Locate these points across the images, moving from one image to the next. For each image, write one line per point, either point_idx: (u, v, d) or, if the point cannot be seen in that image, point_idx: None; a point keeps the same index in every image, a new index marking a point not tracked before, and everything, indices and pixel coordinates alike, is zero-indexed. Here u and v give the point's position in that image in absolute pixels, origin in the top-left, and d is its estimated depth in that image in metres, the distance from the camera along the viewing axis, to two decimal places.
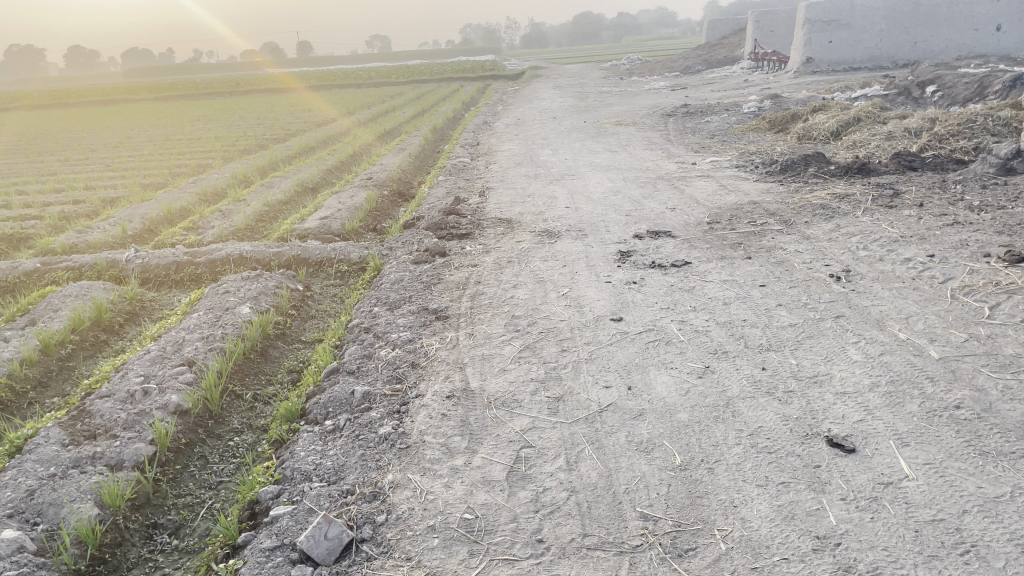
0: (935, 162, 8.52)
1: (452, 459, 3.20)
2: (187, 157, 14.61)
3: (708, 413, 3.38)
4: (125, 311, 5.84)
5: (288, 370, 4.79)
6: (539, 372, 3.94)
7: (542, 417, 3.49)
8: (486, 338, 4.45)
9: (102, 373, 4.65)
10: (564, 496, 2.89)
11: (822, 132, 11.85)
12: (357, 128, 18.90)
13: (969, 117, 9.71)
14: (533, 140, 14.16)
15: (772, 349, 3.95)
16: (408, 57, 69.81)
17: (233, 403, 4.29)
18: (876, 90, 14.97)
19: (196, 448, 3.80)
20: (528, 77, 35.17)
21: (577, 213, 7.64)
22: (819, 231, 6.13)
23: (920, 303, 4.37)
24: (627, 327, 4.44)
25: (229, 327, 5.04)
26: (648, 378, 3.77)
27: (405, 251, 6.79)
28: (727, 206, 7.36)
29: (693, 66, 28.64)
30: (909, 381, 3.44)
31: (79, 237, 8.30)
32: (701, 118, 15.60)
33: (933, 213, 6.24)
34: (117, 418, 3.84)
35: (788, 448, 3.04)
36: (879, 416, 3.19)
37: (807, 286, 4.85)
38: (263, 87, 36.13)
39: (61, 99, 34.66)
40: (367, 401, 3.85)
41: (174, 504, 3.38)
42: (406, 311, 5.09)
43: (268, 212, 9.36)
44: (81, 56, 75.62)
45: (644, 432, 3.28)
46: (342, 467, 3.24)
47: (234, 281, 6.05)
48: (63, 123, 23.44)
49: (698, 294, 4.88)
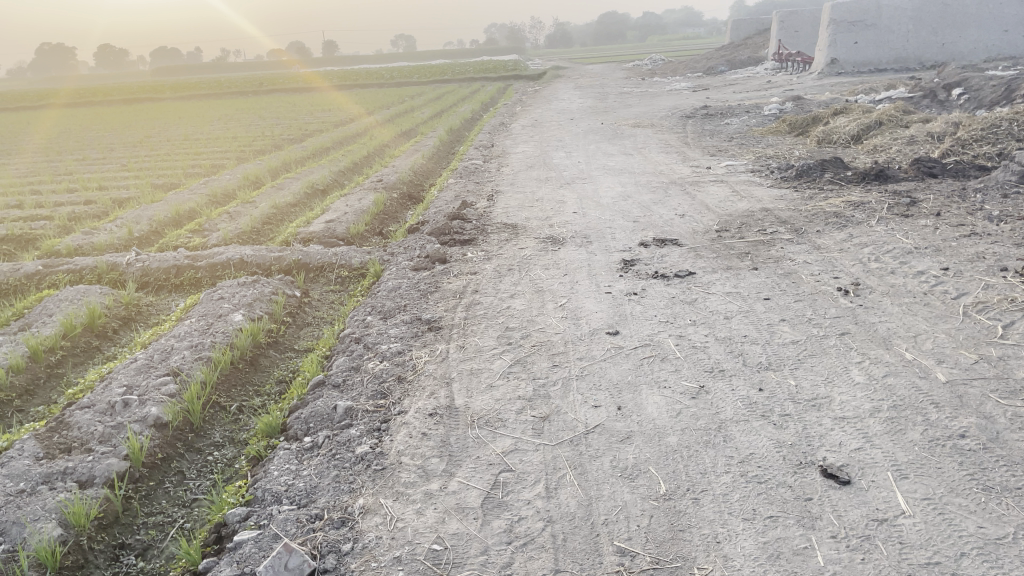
0: (956, 169, 8.28)
1: (427, 483, 3.07)
2: (202, 157, 14.61)
3: (697, 437, 3.22)
4: (120, 315, 5.78)
5: (277, 380, 4.69)
6: (527, 390, 3.79)
7: (525, 438, 3.35)
8: (477, 351, 4.32)
9: (88, 381, 4.58)
10: (539, 526, 2.75)
11: (842, 135, 11.58)
12: (374, 128, 18.84)
13: (994, 122, 9.43)
14: (548, 142, 14.01)
15: (770, 368, 3.78)
16: (432, 57, 69.82)
17: (216, 415, 4.19)
18: (900, 93, 14.66)
19: (173, 463, 3.71)
20: (550, 77, 34.92)
21: (585, 219, 7.48)
22: (831, 241, 5.94)
23: (930, 320, 4.17)
24: (622, 342, 4.28)
25: (219, 336, 4.95)
26: (640, 398, 3.61)
27: (407, 257, 6.68)
28: (738, 213, 7.18)
29: (715, 67, 28.32)
30: (912, 407, 3.26)
31: (85, 238, 8.27)
32: (720, 120, 15.37)
33: (950, 223, 6.03)
34: (93, 431, 3.75)
35: (780, 478, 2.87)
36: (878, 445, 3.01)
37: (814, 299, 4.67)
38: (285, 86, 36.25)
39: (87, 97, 34.97)
40: (348, 418, 3.73)
41: (145, 523, 3.29)
42: (399, 320, 4.97)
43: (275, 215, 9.29)
44: (111, 56, 76.72)
45: (629, 457, 3.13)
46: (314, 490, 3.13)
47: (230, 287, 5.96)
48: (88, 122, 23.57)
49: (699, 306, 4.72)
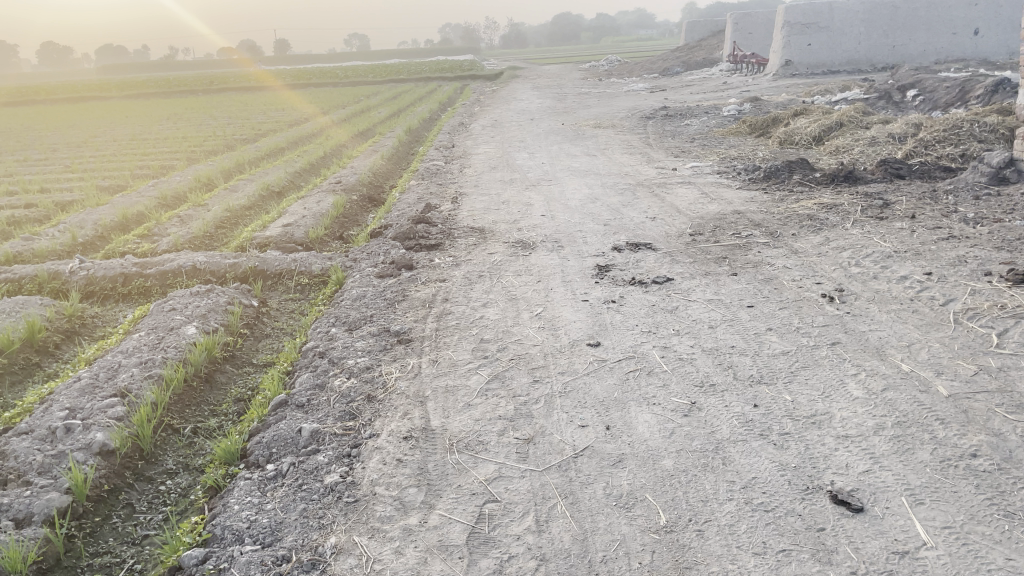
0: (922, 170, 8.27)
1: (405, 517, 2.81)
2: (151, 158, 14.05)
3: (694, 460, 3.01)
4: (62, 329, 5.38)
5: (235, 399, 4.37)
6: (507, 409, 3.54)
7: (509, 463, 3.10)
8: (451, 366, 4.06)
9: (26, 403, 4.18)
10: (532, 565, 2.51)
11: (804, 136, 11.57)
12: (330, 128, 18.39)
13: (955, 123, 9.46)
14: (509, 143, 13.78)
15: (764, 382, 3.58)
16: (388, 57, 69.10)
17: (169, 439, 3.86)
18: (857, 94, 14.76)
19: (121, 495, 3.39)
20: (507, 77, 34.77)
21: (553, 222, 7.27)
22: (808, 244, 5.81)
23: (922, 328, 4.03)
24: (605, 354, 4.06)
25: (170, 350, 4.61)
26: (629, 417, 3.39)
27: (371, 263, 6.39)
28: (710, 216, 7.04)
29: (672, 68, 28.43)
30: (917, 424, 3.09)
31: (24, 243, 7.79)
32: (681, 121, 15.29)
33: (926, 226, 5.95)
34: (30, 461, 3.40)
35: (788, 506, 2.68)
36: (886, 466, 2.84)
37: (799, 306, 4.52)
38: (236, 85, 35.31)
39: (28, 96, 33.64)
40: (315, 442, 3.44)
41: (89, 565, 2.96)
42: (366, 332, 4.68)
43: (229, 219, 8.90)
44: (52, 54, 74.48)
45: (623, 484, 2.91)
46: (279, 527, 2.84)
47: (182, 297, 5.60)
48: (30, 121, 22.60)
49: (681, 315, 4.53)
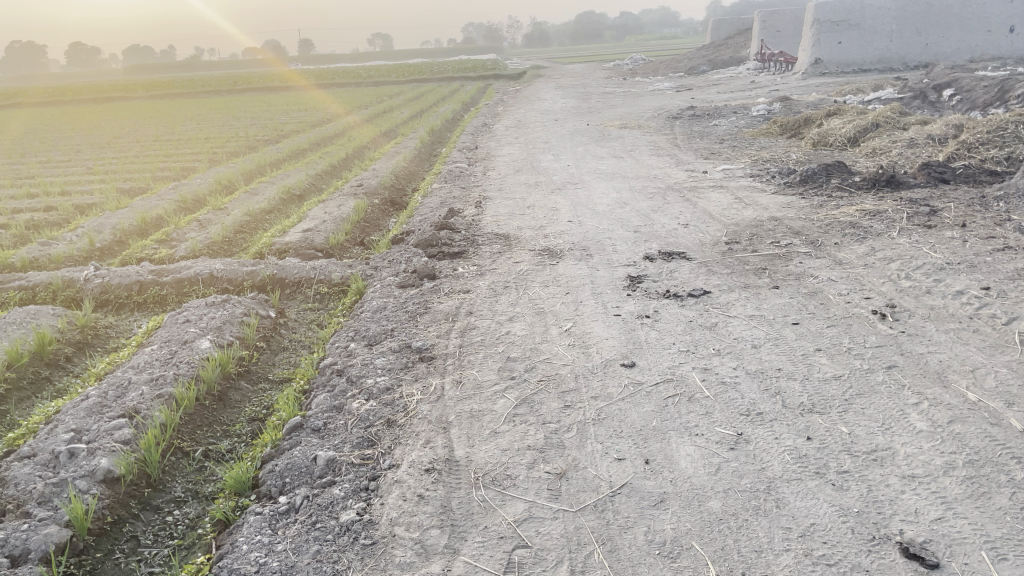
0: (967, 174, 7.91)
1: (426, 564, 2.57)
2: (173, 160, 13.94)
3: (744, 502, 2.73)
4: (74, 340, 5.21)
5: (249, 419, 4.15)
6: (536, 439, 3.28)
7: (540, 502, 2.85)
8: (476, 388, 3.81)
9: (31, 424, 3.99)
10: None
11: (837, 138, 11.14)
12: (352, 129, 18.23)
13: (1000, 124, 9.04)
14: (534, 144, 13.52)
15: (816, 412, 3.29)
16: (412, 57, 69.06)
17: (179, 464, 3.64)
18: (891, 94, 14.32)
19: (125, 527, 3.19)
20: (530, 76, 34.41)
21: (581, 228, 6.99)
22: (852, 254, 5.50)
23: (986, 351, 3.73)
24: (641, 376, 3.79)
25: (182, 366, 4.39)
26: (670, 450, 3.12)
27: (392, 272, 6.17)
28: (745, 223, 6.73)
29: (698, 67, 27.99)
30: (992, 463, 2.80)
31: (41, 248, 7.64)
32: (709, 121, 14.93)
33: (979, 235, 5.62)
34: (31, 490, 3.20)
35: (853, 559, 2.40)
36: (961, 514, 2.56)
37: (849, 324, 4.21)
38: (260, 85, 35.31)
39: (57, 96, 33.80)
40: (331, 473, 3.21)
41: None
42: (386, 349, 4.45)
43: (249, 223, 8.74)
44: (82, 55, 75.30)
45: (667, 529, 2.64)
46: (290, 571, 2.61)
47: (197, 308, 5.40)
48: (57, 122, 22.63)
49: (722, 333, 4.24)
